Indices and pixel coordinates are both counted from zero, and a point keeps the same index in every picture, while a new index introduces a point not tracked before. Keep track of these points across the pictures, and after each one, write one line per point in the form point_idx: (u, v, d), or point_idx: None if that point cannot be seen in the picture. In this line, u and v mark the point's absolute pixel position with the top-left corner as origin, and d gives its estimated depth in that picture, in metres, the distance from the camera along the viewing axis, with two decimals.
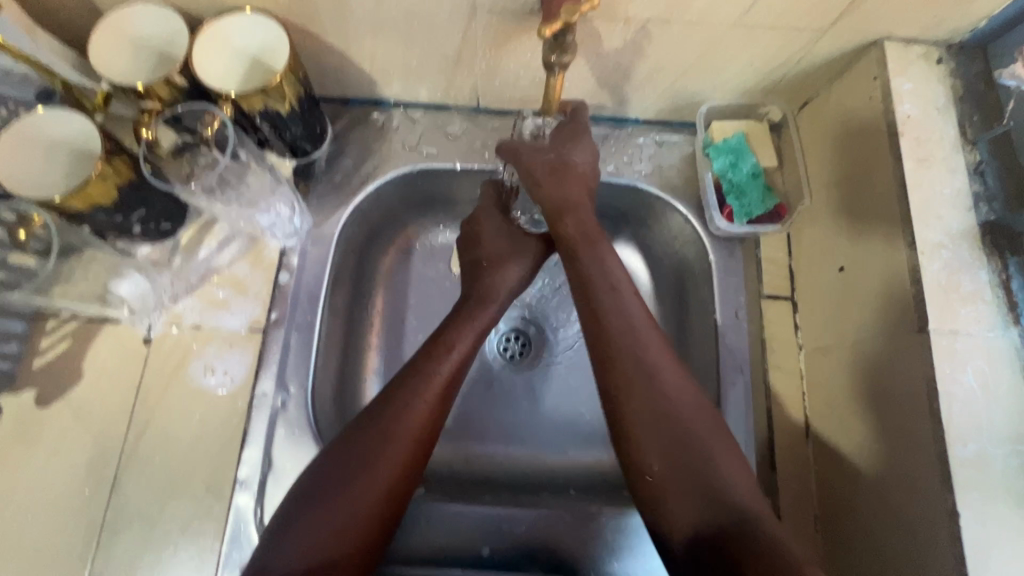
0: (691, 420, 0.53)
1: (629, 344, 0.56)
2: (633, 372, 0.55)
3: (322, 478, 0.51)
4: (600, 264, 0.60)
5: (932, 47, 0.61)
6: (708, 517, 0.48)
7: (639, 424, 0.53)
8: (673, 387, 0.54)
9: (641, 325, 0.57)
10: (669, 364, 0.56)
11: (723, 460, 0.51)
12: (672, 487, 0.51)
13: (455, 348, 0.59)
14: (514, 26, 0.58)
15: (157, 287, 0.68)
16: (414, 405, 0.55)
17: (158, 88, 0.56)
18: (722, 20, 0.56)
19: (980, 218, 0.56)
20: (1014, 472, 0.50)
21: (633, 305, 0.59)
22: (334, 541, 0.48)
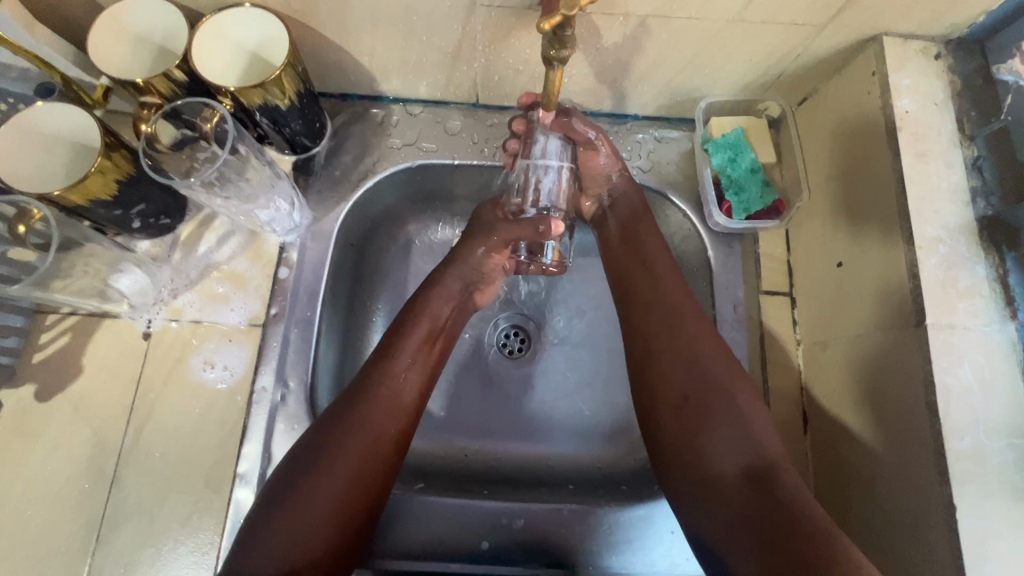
0: (718, 375, 0.56)
1: (666, 309, 0.61)
2: (671, 333, 0.59)
3: (289, 473, 0.51)
4: (643, 242, 0.66)
5: (930, 43, 0.61)
6: (734, 464, 0.52)
7: (675, 373, 0.57)
8: (705, 344, 0.58)
9: (676, 294, 0.62)
10: (700, 325, 0.60)
11: (748, 411, 0.54)
12: (706, 429, 0.54)
13: (413, 331, 0.61)
14: (512, 21, 0.58)
15: (156, 282, 0.68)
16: (370, 400, 0.55)
17: (157, 82, 0.57)
18: (720, 15, 0.57)
19: (978, 213, 0.56)
20: (1011, 465, 0.50)
21: (667, 277, 0.63)
22: (308, 537, 0.48)
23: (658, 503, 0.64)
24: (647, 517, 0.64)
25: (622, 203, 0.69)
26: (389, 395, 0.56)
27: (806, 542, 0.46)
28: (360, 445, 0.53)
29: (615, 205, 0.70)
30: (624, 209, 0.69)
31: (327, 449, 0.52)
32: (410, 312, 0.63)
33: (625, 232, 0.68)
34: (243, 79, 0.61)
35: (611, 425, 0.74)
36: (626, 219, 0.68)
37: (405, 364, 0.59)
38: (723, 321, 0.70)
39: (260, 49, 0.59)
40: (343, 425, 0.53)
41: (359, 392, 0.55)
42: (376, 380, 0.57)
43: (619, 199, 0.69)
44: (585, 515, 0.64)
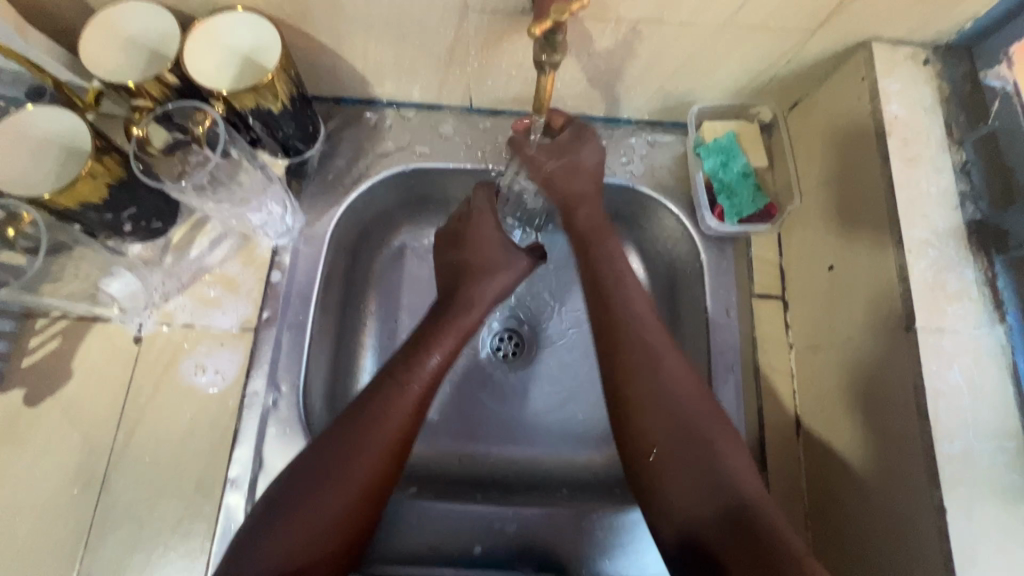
0: (696, 408, 0.53)
1: (637, 339, 0.57)
2: (642, 364, 0.55)
3: (295, 488, 0.51)
4: (607, 252, 0.62)
5: (919, 49, 0.62)
6: (711, 505, 0.49)
7: (644, 411, 0.53)
8: (676, 376, 0.55)
9: (651, 323, 0.58)
10: (672, 354, 0.56)
11: (723, 445, 0.52)
12: (672, 471, 0.51)
13: (432, 348, 0.60)
14: (505, 26, 0.58)
15: (148, 286, 0.67)
16: (380, 413, 0.54)
17: (149, 86, 0.56)
18: (711, 20, 0.57)
19: (966, 217, 0.57)
20: (1000, 468, 0.50)
21: (632, 294, 0.60)
22: (308, 552, 0.49)
23: None
24: (640, 520, 0.64)
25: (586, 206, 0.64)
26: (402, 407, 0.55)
27: None
28: (363, 461, 0.52)
29: (572, 207, 0.65)
30: (585, 222, 0.64)
31: (334, 465, 0.52)
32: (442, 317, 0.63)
33: (585, 252, 0.63)
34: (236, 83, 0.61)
35: (605, 429, 0.74)
36: (587, 230, 0.64)
37: (429, 374, 0.58)
38: (716, 324, 0.70)
39: (254, 53, 0.59)
40: (351, 438, 0.53)
41: (376, 404, 0.55)
42: (402, 390, 0.56)
43: (586, 198, 0.65)
44: (578, 519, 0.64)
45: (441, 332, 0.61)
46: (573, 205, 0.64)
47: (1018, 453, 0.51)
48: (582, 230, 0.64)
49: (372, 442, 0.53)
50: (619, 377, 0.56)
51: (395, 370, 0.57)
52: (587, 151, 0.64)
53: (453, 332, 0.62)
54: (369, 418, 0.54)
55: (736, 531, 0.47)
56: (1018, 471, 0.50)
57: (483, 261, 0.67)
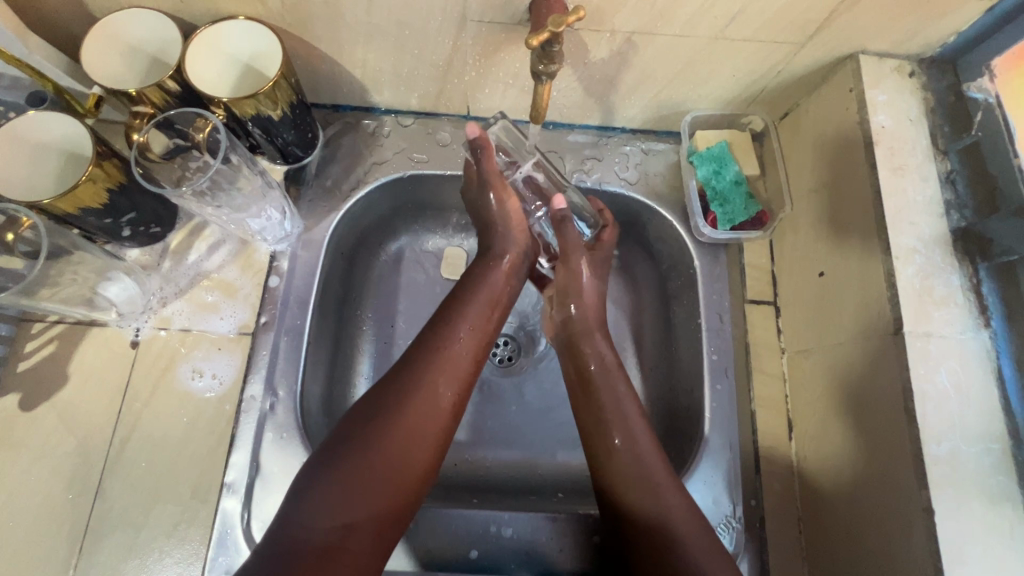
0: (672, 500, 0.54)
1: (620, 420, 0.59)
2: (631, 463, 0.57)
3: (348, 436, 0.51)
4: (601, 364, 0.63)
5: (905, 61, 0.64)
6: None
7: (640, 504, 0.54)
8: (672, 507, 0.54)
9: (626, 400, 0.61)
10: (651, 447, 0.58)
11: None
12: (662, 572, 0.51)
13: (472, 298, 0.61)
14: (502, 36, 0.60)
15: (145, 290, 0.68)
16: (432, 365, 0.55)
17: (150, 93, 0.57)
18: (703, 33, 0.58)
19: (951, 224, 0.58)
20: (986, 469, 0.51)
21: (616, 378, 0.62)
22: (364, 504, 0.48)
23: None
24: None
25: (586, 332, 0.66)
26: (450, 362, 0.56)
27: None
28: (417, 413, 0.53)
29: (578, 340, 0.65)
30: (593, 358, 0.64)
31: (387, 413, 0.52)
32: (471, 278, 0.64)
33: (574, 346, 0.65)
34: (236, 90, 0.62)
35: None
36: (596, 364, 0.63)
37: (468, 328, 0.59)
38: (709, 330, 0.71)
39: (254, 60, 0.60)
40: (402, 390, 0.53)
41: (422, 355, 0.56)
42: (440, 344, 0.57)
43: (592, 333, 0.66)
44: (574, 521, 0.64)
45: (472, 290, 0.62)
46: (580, 338, 0.65)
47: (1004, 454, 0.52)
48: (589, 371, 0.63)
49: (424, 396, 0.54)
50: (613, 478, 0.57)
51: (435, 328, 0.59)
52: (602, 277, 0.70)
53: (488, 287, 0.63)
54: (419, 365, 0.55)
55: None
56: (1005, 472, 0.52)
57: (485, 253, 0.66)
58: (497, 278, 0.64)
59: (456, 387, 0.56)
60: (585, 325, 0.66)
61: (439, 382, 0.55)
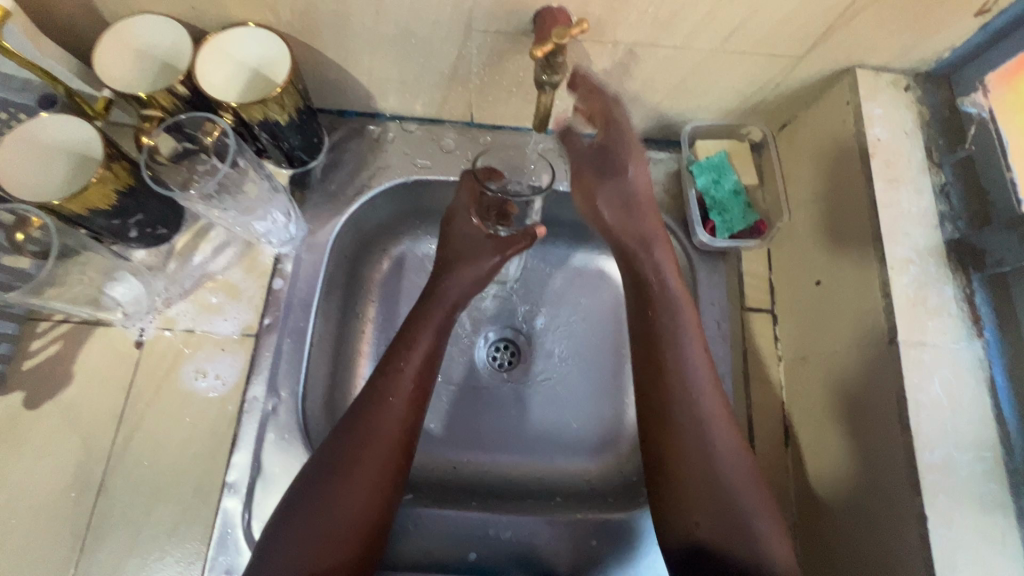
0: (716, 418, 0.57)
1: (675, 351, 0.59)
2: (683, 406, 0.57)
3: (307, 488, 0.53)
4: (662, 283, 0.62)
5: (901, 76, 0.65)
6: (716, 513, 0.53)
7: (678, 427, 0.56)
8: (724, 446, 0.56)
9: (686, 341, 0.60)
10: (706, 374, 0.59)
11: (760, 526, 0.53)
12: (692, 482, 0.54)
13: (416, 343, 0.61)
14: (507, 45, 0.61)
15: (151, 291, 0.69)
16: (380, 408, 0.57)
17: (161, 97, 0.58)
18: (703, 45, 0.60)
19: (946, 236, 0.59)
20: (979, 477, 0.52)
21: (683, 306, 0.61)
22: (325, 554, 0.51)
23: (645, 514, 0.65)
24: (633, 529, 0.65)
25: (633, 221, 0.64)
26: (397, 406, 0.57)
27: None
28: (370, 461, 0.55)
29: (636, 252, 0.64)
30: (650, 270, 0.63)
31: (343, 463, 0.54)
32: (416, 318, 0.64)
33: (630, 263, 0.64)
34: (243, 96, 0.62)
35: (598, 438, 0.76)
36: (653, 278, 0.62)
37: (414, 371, 0.60)
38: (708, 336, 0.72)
39: (262, 66, 0.61)
40: (355, 438, 0.55)
41: (367, 402, 0.57)
42: (387, 393, 0.58)
43: (651, 241, 0.64)
44: (570, 527, 0.65)
45: (419, 330, 0.62)
46: (636, 246, 0.64)
47: (996, 462, 0.53)
48: (653, 292, 0.62)
49: (373, 451, 0.55)
50: (663, 404, 0.58)
51: (384, 370, 0.60)
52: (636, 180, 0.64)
53: (435, 321, 0.64)
54: (367, 413, 0.56)
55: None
56: (996, 480, 0.52)
57: (471, 253, 0.67)
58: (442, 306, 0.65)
59: (403, 428, 0.57)
60: (636, 239, 0.64)
61: (386, 426, 0.56)
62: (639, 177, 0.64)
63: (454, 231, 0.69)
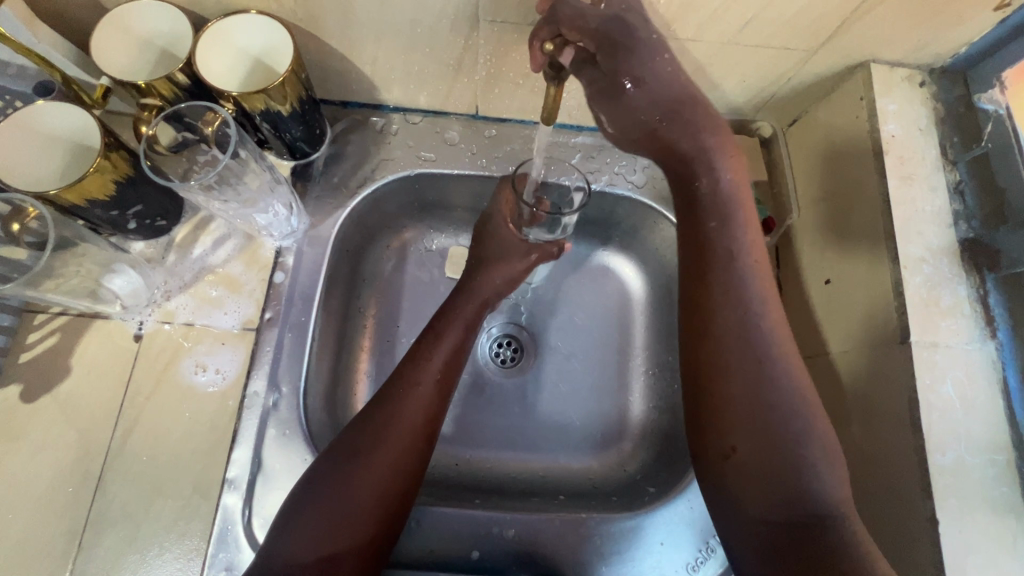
0: (768, 340, 0.51)
1: (728, 269, 0.53)
2: (735, 328, 0.51)
3: (328, 470, 0.53)
4: (713, 186, 0.55)
5: (915, 71, 0.64)
6: (760, 447, 0.48)
7: (729, 350, 0.51)
8: (775, 363, 0.50)
9: (745, 257, 0.54)
10: (765, 291, 0.53)
11: (815, 461, 0.47)
12: (737, 411, 0.49)
13: (444, 336, 0.62)
14: (515, 36, 0.60)
15: (150, 284, 0.67)
16: (406, 395, 0.57)
17: (160, 85, 0.57)
18: (715, 38, 0.58)
19: (960, 235, 0.58)
20: (991, 481, 0.52)
21: (744, 212, 0.55)
22: (338, 539, 0.50)
23: (649, 514, 0.65)
24: (637, 528, 0.64)
25: (676, 125, 0.55)
26: (421, 395, 0.57)
27: (820, 533, 0.45)
28: (394, 447, 0.54)
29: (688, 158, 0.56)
30: (707, 179, 0.55)
31: (365, 447, 0.53)
32: (447, 313, 0.65)
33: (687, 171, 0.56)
34: (244, 85, 0.61)
35: (602, 434, 0.75)
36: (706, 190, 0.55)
37: (440, 362, 0.60)
38: None
39: (264, 55, 0.60)
40: (380, 422, 0.55)
41: (394, 389, 0.58)
42: (414, 381, 0.58)
43: (703, 141, 0.55)
44: (573, 525, 0.64)
45: (447, 327, 0.63)
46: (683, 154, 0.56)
47: (1008, 465, 0.52)
48: (703, 195, 0.55)
49: (394, 437, 0.55)
50: (716, 322, 0.52)
51: (413, 359, 0.60)
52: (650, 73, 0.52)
53: (462, 315, 0.65)
54: (393, 400, 0.57)
55: (809, 541, 0.45)
56: (1008, 483, 0.52)
57: (503, 254, 0.70)
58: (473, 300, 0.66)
59: (427, 415, 0.57)
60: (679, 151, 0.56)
61: (410, 412, 0.56)
62: (654, 79, 0.53)
63: (489, 233, 0.70)
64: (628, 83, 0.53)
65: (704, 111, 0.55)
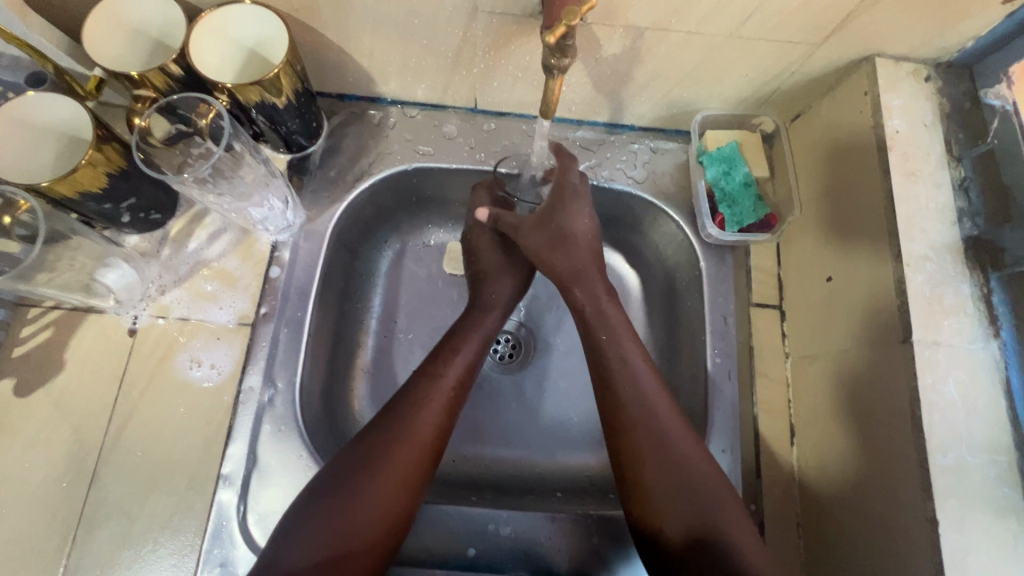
0: (669, 425, 0.57)
1: (625, 367, 0.60)
2: (641, 417, 0.57)
3: (337, 478, 0.52)
4: (597, 309, 0.64)
5: (921, 66, 0.63)
6: (682, 521, 0.53)
7: (636, 433, 0.57)
8: (690, 460, 0.55)
9: (635, 357, 0.61)
10: (653, 383, 0.60)
11: (732, 529, 0.52)
12: (659, 493, 0.54)
13: (460, 353, 0.62)
14: (513, 29, 0.58)
15: (144, 278, 0.67)
16: (417, 411, 0.57)
17: (152, 77, 0.56)
18: (717, 30, 0.57)
19: (964, 233, 0.58)
20: (992, 483, 0.51)
21: (622, 326, 0.63)
22: (340, 547, 0.49)
23: None
24: None
25: (568, 253, 0.66)
26: (433, 412, 0.57)
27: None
28: (402, 462, 0.54)
29: (572, 285, 0.66)
30: (586, 297, 0.65)
31: (373, 460, 0.53)
32: (460, 330, 0.65)
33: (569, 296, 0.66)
34: (239, 77, 0.60)
35: (600, 433, 0.74)
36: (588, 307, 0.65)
37: (454, 381, 0.60)
38: (714, 331, 0.70)
39: (259, 46, 0.59)
40: (391, 435, 0.55)
41: (407, 405, 0.57)
42: (427, 398, 0.58)
43: (584, 274, 0.66)
44: (572, 523, 0.64)
45: (461, 344, 0.63)
46: (568, 282, 0.66)
47: (1010, 467, 0.51)
48: (587, 318, 0.64)
49: (403, 452, 0.54)
50: (618, 416, 0.58)
51: (425, 376, 0.60)
52: (573, 221, 0.66)
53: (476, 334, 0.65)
54: (401, 416, 0.56)
55: None
56: (1009, 485, 0.51)
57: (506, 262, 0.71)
58: (489, 321, 0.67)
59: (436, 432, 0.57)
60: (568, 276, 0.66)
61: (419, 428, 0.56)
62: (576, 225, 0.66)
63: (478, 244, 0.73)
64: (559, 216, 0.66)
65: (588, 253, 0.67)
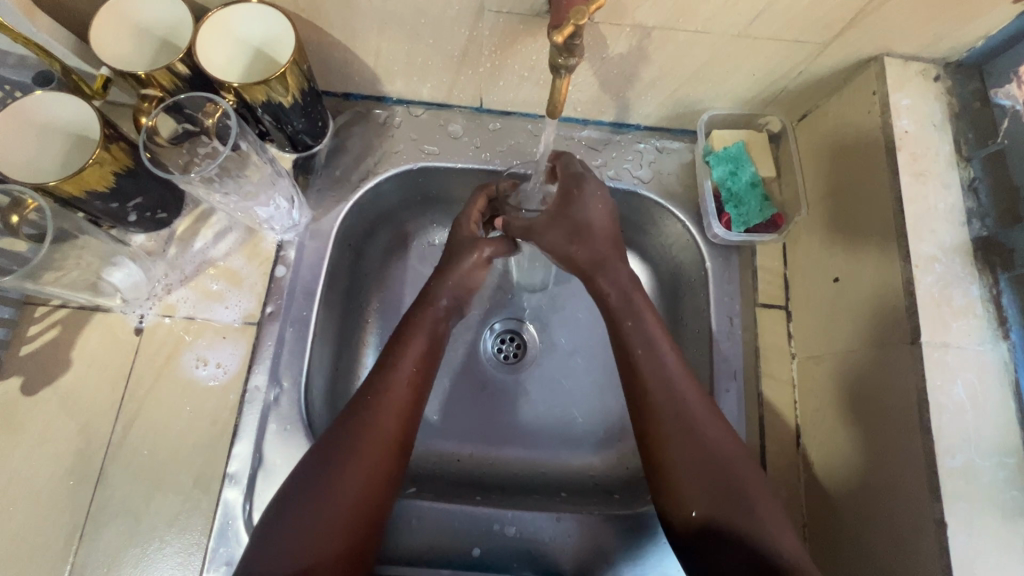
0: (697, 407, 0.56)
1: (651, 355, 0.58)
2: (667, 401, 0.56)
3: (306, 477, 0.52)
4: (620, 295, 0.61)
5: (930, 66, 0.63)
6: (704, 503, 0.52)
7: (661, 417, 0.55)
8: (729, 454, 0.54)
9: (661, 342, 0.59)
10: (679, 365, 0.58)
11: (763, 512, 0.51)
12: (683, 475, 0.53)
13: (409, 346, 0.60)
14: (520, 28, 0.58)
15: (150, 276, 0.67)
16: (378, 403, 0.56)
17: (160, 76, 0.56)
18: (725, 29, 0.57)
19: (973, 233, 0.57)
20: (1001, 485, 0.51)
21: (649, 314, 0.61)
22: (318, 543, 0.49)
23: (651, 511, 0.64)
24: (637, 526, 0.64)
25: (587, 241, 0.62)
26: (395, 403, 0.56)
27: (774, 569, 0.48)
28: (367, 455, 0.53)
29: (595, 275, 0.63)
30: (613, 286, 0.62)
31: (340, 453, 0.53)
32: (410, 319, 0.63)
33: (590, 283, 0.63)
34: (245, 76, 0.60)
35: (604, 433, 0.74)
36: (617, 296, 0.61)
37: (410, 370, 0.59)
38: (720, 332, 0.70)
39: (265, 45, 0.59)
40: (353, 429, 0.54)
41: (368, 397, 0.56)
42: (386, 388, 0.57)
43: (605, 262, 0.63)
44: (578, 524, 0.64)
45: (411, 333, 0.61)
46: (591, 271, 0.63)
47: (1019, 469, 0.51)
48: (612, 306, 0.62)
49: (365, 445, 0.54)
50: (647, 401, 0.57)
51: (380, 367, 0.59)
52: (591, 211, 0.62)
53: (426, 324, 0.62)
54: (363, 409, 0.55)
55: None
56: (1018, 487, 0.51)
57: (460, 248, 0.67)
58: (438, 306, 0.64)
59: (400, 422, 0.56)
60: (588, 264, 0.63)
61: (383, 419, 0.55)
62: (591, 213, 0.62)
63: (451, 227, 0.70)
64: (571, 211, 0.62)
65: (608, 241, 0.64)
